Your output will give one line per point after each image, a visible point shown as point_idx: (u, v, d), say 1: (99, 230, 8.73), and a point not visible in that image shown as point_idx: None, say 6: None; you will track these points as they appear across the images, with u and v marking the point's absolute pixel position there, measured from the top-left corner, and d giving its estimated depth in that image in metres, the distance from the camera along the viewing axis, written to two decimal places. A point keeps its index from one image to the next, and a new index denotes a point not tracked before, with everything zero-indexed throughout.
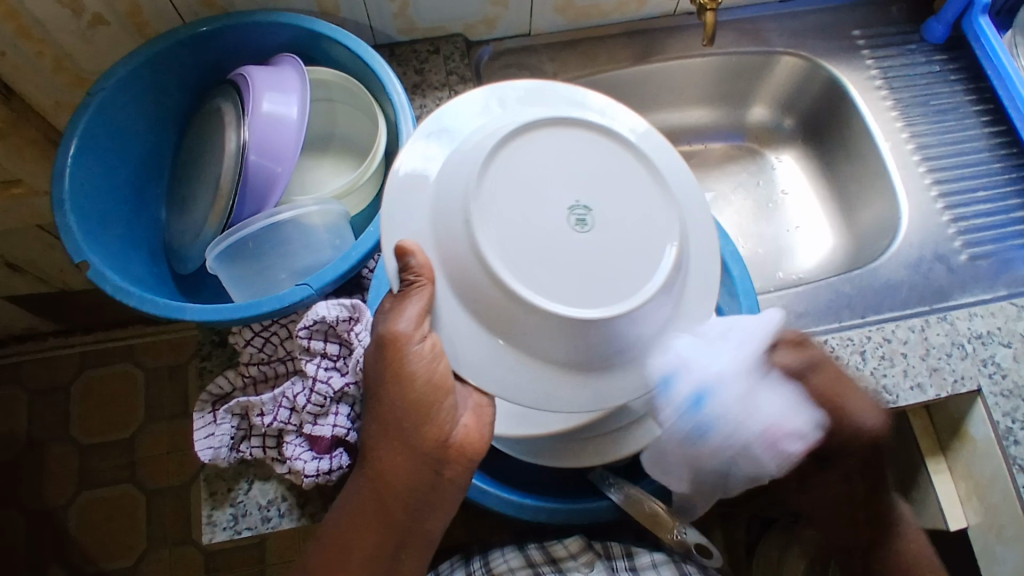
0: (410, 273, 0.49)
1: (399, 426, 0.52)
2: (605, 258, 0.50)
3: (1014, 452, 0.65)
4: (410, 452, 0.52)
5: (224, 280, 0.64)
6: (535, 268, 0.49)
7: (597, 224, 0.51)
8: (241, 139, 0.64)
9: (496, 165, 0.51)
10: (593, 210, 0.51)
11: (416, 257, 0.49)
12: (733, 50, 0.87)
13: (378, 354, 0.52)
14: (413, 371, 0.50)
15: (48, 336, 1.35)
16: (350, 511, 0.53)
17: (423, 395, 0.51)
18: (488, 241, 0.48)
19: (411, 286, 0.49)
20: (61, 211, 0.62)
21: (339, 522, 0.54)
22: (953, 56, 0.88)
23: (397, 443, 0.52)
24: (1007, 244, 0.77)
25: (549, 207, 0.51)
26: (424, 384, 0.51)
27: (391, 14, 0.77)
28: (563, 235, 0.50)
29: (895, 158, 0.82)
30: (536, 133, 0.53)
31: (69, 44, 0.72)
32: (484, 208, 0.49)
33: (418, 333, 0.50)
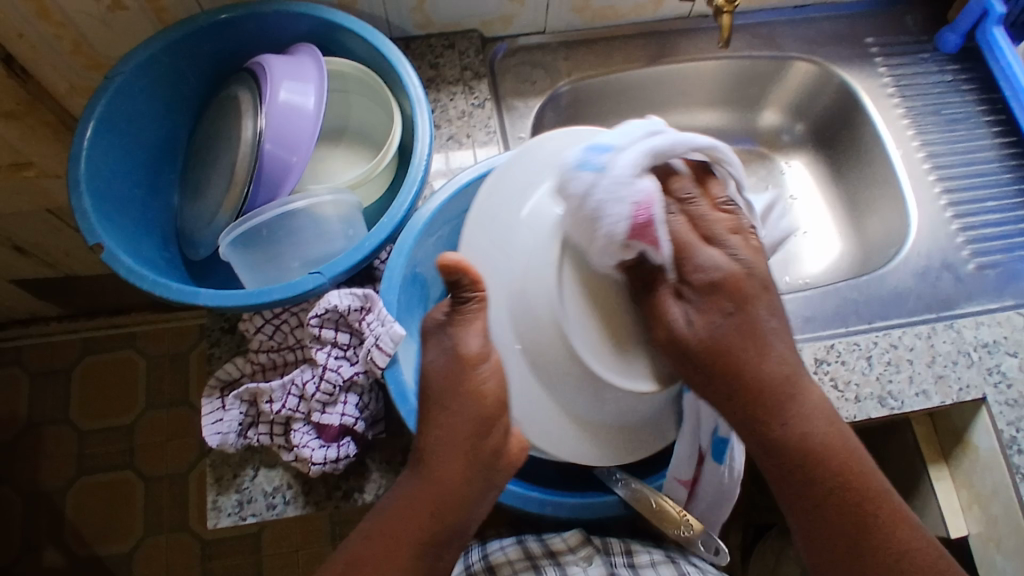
0: (467, 291, 0.53)
1: (466, 432, 0.53)
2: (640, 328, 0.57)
3: (1017, 461, 0.66)
4: (472, 460, 0.53)
5: (237, 267, 0.64)
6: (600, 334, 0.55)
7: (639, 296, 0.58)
8: (258, 128, 0.64)
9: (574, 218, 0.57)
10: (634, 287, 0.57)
11: (471, 275, 0.52)
12: (747, 54, 0.88)
13: (449, 365, 0.54)
14: (484, 388, 0.53)
15: (51, 321, 1.34)
16: (408, 507, 0.52)
17: (491, 409, 0.53)
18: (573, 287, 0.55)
19: (467, 306, 0.54)
20: (77, 193, 0.62)
21: (389, 513, 0.52)
22: (967, 67, 0.88)
23: (460, 449, 0.53)
24: (1015, 255, 0.78)
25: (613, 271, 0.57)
26: (492, 402, 0.53)
27: (409, 8, 0.77)
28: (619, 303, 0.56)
29: (906, 166, 0.83)
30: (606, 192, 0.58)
31: (87, 27, 0.72)
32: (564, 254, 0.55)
33: (487, 351, 0.54)
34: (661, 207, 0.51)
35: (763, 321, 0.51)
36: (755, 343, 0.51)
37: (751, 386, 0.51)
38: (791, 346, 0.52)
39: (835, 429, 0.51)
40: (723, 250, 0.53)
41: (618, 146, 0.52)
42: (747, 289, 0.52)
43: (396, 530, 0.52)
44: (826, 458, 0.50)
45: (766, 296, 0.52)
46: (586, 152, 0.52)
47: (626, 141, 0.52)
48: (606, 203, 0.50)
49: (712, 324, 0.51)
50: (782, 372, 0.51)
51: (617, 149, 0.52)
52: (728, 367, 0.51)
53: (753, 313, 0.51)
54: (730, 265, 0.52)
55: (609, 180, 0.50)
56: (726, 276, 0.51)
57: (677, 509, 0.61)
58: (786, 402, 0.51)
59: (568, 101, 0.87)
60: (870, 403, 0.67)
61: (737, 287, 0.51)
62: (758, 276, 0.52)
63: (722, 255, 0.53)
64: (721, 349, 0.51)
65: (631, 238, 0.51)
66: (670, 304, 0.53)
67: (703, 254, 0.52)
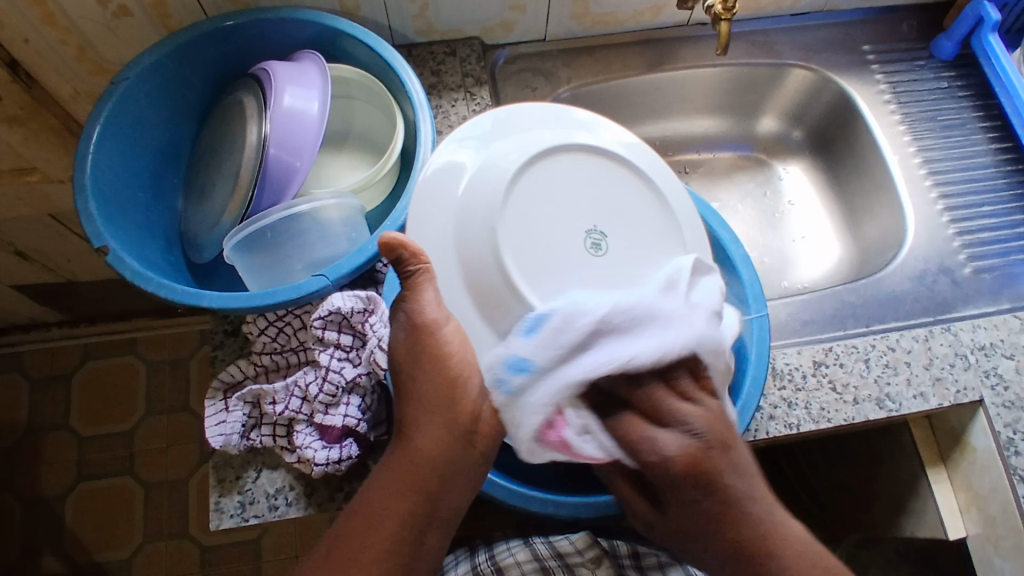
0: (409, 265, 0.52)
1: (438, 399, 0.52)
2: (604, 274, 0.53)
3: (1015, 462, 0.66)
4: (445, 426, 0.52)
5: (240, 269, 0.65)
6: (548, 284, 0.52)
7: (610, 251, 0.54)
8: (262, 132, 0.65)
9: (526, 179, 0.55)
10: (608, 239, 0.55)
11: (407, 249, 0.51)
12: (745, 61, 0.88)
13: (409, 338, 0.53)
14: (448, 350, 0.52)
15: (51, 327, 1.35)
16: (385, 485, 0.51)
17: (455, 371, 0.52)
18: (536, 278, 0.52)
19: (411, 276, 0.52)
20: (83, 196, 0.63)
21: (372, 494, 0.51)
22: (962, 73, 0.89)
23: (434, 418, 0.52)
24: (1011, 259, 0.78)
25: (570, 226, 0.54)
26: (456, 362, 0.52)
27: (411, 15, 0.78)
28: (578, 254, 0.53)
29: (903, 171, 0.83)
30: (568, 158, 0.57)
31: (93, 32, 0.73)
32: (511, 209, 0.53)
33: (441, 317, 0.52)
34: (568, 421, 0.49)
35: (730, 488, 0.48)
36: (716, 518, 0.48)
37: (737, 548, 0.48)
38: (759, 497, 0.48)
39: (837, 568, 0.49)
40: (681, 429, 0.48)
41: (557, 346, 0.48)
42: (710, 465, 0.47)
43: (374, 516, 0.51)
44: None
45: (728, 464, 0.48)
46: (504, 368, 0.49)
47: (575, 318, 0.48)
48: (546, 409, 0.48)
49: (685, 514, 0.49)
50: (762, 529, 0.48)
51: (551, 365, 0.48)
52: (709, 542, 0.49)
53: (711, 495, 0.48)
54: (706, 419, 0.48)
55: (569, 381, 0.47)
56: (692, 451, 0.47)
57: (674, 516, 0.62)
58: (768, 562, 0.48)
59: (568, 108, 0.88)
60: (868, 405, 0.68)
61: (699, 470, 0.47)
62: (715, 448, 0.48)
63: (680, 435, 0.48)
64: (699, 531, 0.49)
65: (546, 446, 0.50)
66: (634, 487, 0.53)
67: (672, 413, 0.48)
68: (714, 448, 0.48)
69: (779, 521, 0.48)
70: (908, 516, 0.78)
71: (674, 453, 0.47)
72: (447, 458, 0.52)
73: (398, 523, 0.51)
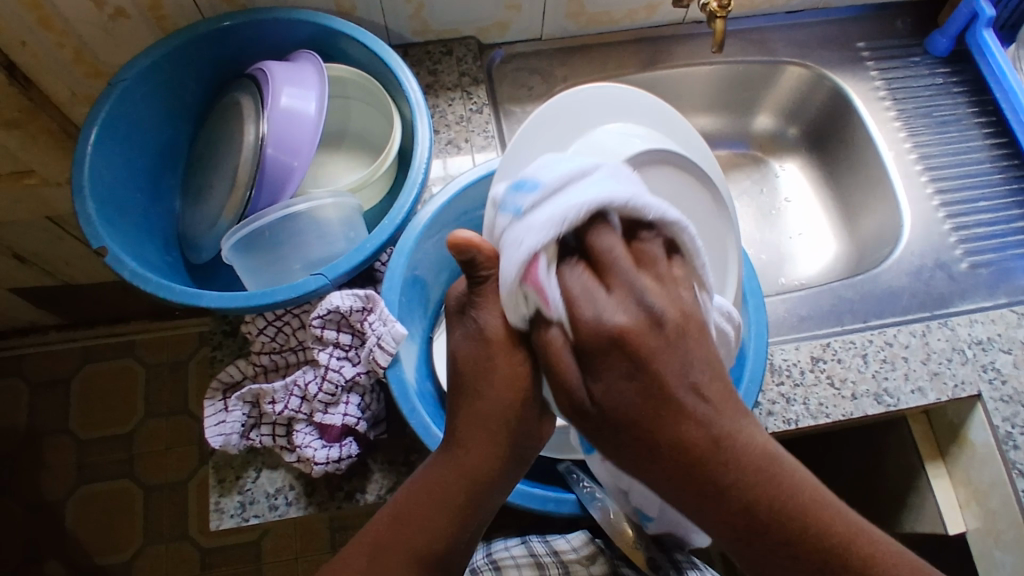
0: (483, 270, 0.44)
1: (488, 411, 0.47)
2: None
3: (1013, 456, 0.66)
4: (492, 442, 0.47)
5: (239, 269, 0.65)
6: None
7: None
8: (259, 132, 0.65)
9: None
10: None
11: (483, 252, 0.44)
12: (740, 59, 0.89)
13: (477, 350, 0.46)
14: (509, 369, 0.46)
15: (50, 330, 1.34)
16: (435, 493, 0.48)
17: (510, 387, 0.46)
18: None
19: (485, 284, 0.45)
20: (81, 197, 0.63)
21: (420, 501, 0.49)
22: (957, 69, 0.90)
23: (480, 432, 0.47)
24: (1008, 253, 0.79)
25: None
26: (511, 379, 0.46)
27: (407, 15, 0.78)
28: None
29: (898, 166, 0.84)
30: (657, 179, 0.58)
31: (90, 35, 0.73)
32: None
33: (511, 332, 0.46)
34: (550, 250, 0.41)
35: (666, 375, 0.39)
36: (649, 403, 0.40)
37: (677, 455, 0.40)
38: (710, 397, 0.40)
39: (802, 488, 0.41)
40: (628, 295, 0.40)
41: (546, 185, 0.43)
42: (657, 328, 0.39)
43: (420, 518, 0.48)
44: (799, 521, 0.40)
45: (681, 354, 0.40)
46: (510, 192, 0.45)
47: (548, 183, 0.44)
48: (522, 236, 0.41)
49: (617, 381, 0.40)
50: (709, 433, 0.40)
51: (542, 188, 0.43)
52: (642, 438, 0.40)
53: (658, 372, 0.39)
54: (670, 300, 0.40)
55: (524, 223, 0.42)
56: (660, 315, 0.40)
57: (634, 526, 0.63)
58: (714, 470, 0.40)
59: None
60: (866, 400, 0.68)
61: (655, 335, 0.39)
62: (667, 328, 0.40)
63: (631, 301, 0.40)
64: (628, 420, 0.40)
65: (523, 282, 0.41)
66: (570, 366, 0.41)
67: (624, 277, 0.40)
68: (659, 328, 0.39)
69: (735, 428, 0.40)
70: (908, 511, 0.78)
71: (611, 319, 0.39)
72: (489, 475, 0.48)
73: (444, 529, 0.48)
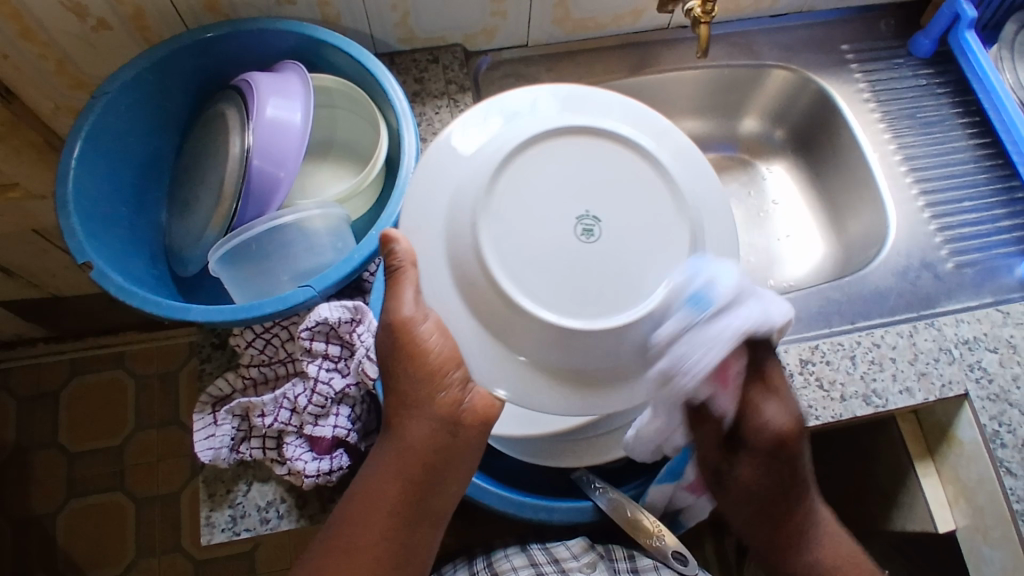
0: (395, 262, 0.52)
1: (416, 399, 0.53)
2: (618, 272, 0.53)
3: (1001, 455, 0.67)
4: (433, 420, 0.53)
5: (227, 282, 0.65)
6: (544, 284, 0.52)
7: (604, 237, 0.53)
8: (245, 144, 0.65)
9: (511, 168, 0.54)
10: (602, 223, 0.54)
11: (402, 243, 0.52)
12: (726, 63, 0.89)
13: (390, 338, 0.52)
14: (427, 346, 0.51)
15: (38, 342, 1.33)
16: (382, 472, 0.53)
17: (436, 365, 0.52)
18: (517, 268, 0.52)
19: (398, 274, 0.52)
20: (66, 212, 0.62)
21: (369, 481, 0.53)
22: (940, 70, 0.91)
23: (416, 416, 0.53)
24: (992, 252, 0.80)
25: (564, 204, 0.54)
26: (436, 358, 0.51)
27: (392, 23, 0.78)
28: (567, 236, 0.53)
29: (884, 167, 0.84)
30: (567, 141, 0.56)
31: (72, 47, 0.72)
32: (498, 203, 0.53)
33: (421, 314, 0.52)
34: (740, 362, 0.54)
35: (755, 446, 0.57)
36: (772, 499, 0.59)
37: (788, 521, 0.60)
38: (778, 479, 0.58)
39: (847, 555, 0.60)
40: (785, 408, 0.57)
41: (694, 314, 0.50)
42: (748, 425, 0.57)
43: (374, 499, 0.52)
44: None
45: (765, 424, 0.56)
46: (691, 302, 0.51)
47: (720, 278, 0.51)
48: (689, 352, 0.50)
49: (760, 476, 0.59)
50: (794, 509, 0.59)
51: (719, 306, 0.50)
52: (772, 504, 0.60)
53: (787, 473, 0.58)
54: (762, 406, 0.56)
55: (705, 334, 0.50)
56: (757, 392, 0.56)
57: (652, 521, 0.64)
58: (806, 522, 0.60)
59: None
60: (855, 402, 0.69)
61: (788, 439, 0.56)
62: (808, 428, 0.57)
63: (782, 410, 0.56)
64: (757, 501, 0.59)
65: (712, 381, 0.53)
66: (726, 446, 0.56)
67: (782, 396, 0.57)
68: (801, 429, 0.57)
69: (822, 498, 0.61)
70: (898, 510, 0.79)
71: (779, 422, 0.56)
72: (437, 448, 0.53)
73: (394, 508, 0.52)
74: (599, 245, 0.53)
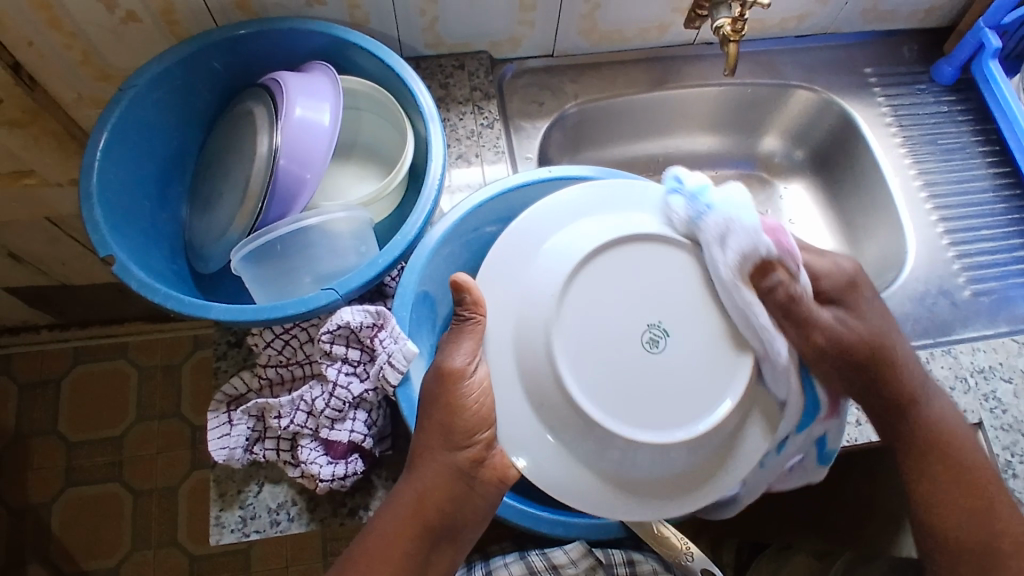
0: (466, 309, 0.56)
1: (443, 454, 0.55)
2: (683, 386, 0.54)
3: (1013, 485, 0.67)
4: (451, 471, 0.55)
5: (248, 281, 0.64)
6: (611, 399, 0.54)
7: (670, 350, 0.55)
8: (272, 143, 0.64)
9: (578, 281, 0.56)
10: (670, 336, 0.55)
11: (472, 292, 0.55)
12: (750, 81, 0.89)
13: (434, 386, 0.55)
14: (467, 402, 0.54)
15: (42, 329, 1.32)
16: (391, 519, 0.54)
17: (471, 422, 0.54)
18: (581, 377, 0.54)
19: (468, 323, 0.56)
20: (89, 204, 0.62)
21: (378, 527, 0.54)
22: (961, 98, 0.91)
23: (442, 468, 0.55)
24: (1009, 282, 0.80)
25: (631, 316, 0.56)
26: (474, 415, 0.54)
27: (420, 28, 0.78)
28: (632, 351, 0.55)
29: (904, 193, 0.85)
30: (633, 245, 0.57)
31: (99, 37, 0.72)
32: (564, 314, 0.55)
33: (470, 367, 0.55)
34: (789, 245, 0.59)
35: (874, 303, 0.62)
36: (898, 354, 0.61)
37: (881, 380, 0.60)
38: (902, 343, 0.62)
39: (949, 422, 0.61)
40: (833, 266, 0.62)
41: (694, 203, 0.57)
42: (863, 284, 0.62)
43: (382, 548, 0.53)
44: (948, 445, 0.60)
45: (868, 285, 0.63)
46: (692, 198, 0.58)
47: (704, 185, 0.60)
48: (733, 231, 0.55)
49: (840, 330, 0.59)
50: (897, 359, 0.60)
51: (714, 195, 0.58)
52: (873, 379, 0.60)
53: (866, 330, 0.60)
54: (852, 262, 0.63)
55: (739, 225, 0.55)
56: (848, 267, 0.62)
57: (679, 538, 0.63)
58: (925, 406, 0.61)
59: (574, 123, 0.89)
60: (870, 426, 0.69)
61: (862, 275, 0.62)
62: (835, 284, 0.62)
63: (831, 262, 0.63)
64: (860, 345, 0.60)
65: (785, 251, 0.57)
66: (820, 310, 0.59)
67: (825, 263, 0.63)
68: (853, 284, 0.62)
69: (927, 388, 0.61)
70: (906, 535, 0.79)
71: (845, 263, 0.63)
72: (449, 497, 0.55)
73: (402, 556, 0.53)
74: (659, 360, 0.55)
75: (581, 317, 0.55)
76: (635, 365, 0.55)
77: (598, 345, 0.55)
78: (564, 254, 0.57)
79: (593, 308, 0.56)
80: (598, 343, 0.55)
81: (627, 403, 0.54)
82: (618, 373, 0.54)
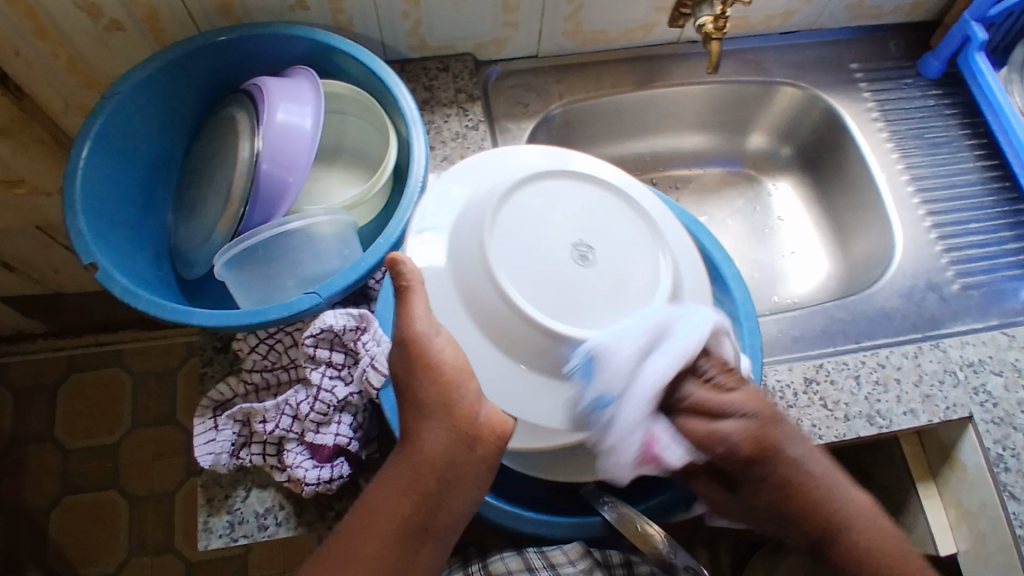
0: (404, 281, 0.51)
1: (439, 408, 0.50)
2: (613, 290, 0.55)
3: (1004, 479, 0.67)
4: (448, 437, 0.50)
5: (232, 286, 0.64)
6: (545, 302, 0.54)
7: (599, 263, 0.56)
8: (255, 148, 0.64)
9: (510, 204, 0.57)
10: (596, 250, 0.57)
11: (405, 262, 0.52)
12: (736, 78, 0.89)
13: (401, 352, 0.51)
14: (441, 355, 0.51)
15: (37, 338, 1.32)
16: (387, 486, 0.49)
17: (451, 376, 0.50)
18: (513, 284, 0.54)
19: (411, 290, 0.51)
20: (72, 211, 0.62)
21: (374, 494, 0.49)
22: (948, 92, 0.91)
23: (438, 422, 0.50)
24: (998, 275, 0.80)
25: (562, 235, 0.57)
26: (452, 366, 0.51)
27: (404, 31, 0.78)
28: (565, 265, 0.55)
29: (891, 188, 0.84)
30: (560, 180, 0.60)
31: (84, 45, 0.72)
32: (499, 228, 0.56)
33: (431, 330, 0.51)
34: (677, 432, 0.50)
35: (792, 458, 0.48)
36: (823, 490, 0.49)
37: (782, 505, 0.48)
38: (819, 462, 0.50)
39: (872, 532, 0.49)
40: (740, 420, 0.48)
41: (616, 374, 0.50)
42: (771, 441, 0.48)
43: (380, 516, 0.48)
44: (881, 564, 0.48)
45: (784, 436, 0.49)
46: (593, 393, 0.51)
47: (619, 350, 0.50)
48: (620, 446, 0.49)
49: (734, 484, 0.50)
50: (826, 496, 0.48)
51: (620, 394, 0.49)
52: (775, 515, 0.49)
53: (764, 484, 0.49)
54: (744, 431, 0.48)
55: (616, 430, 0.49)
56: (744, 450, 0.47)
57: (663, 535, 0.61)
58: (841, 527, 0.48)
59: (561, 123, 0.89)
60: (859, 421, 0.68)
61: (763, 451, 0.48)
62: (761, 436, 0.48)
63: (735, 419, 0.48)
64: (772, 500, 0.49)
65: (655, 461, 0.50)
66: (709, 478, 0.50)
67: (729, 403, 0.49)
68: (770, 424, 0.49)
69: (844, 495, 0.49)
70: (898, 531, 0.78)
71: (739, 436, 0.48)
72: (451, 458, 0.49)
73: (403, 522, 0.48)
74: (594, 269, 0.56)
75: (513, 232, 0.56)
76: (571, 277, 0.55)
77: (532, 258, 0.55)
78: (497, 186, 0.60)
79: (525, 225, 0.57)
80: (531, 256, 0.55)
81: (562, 312, 0.54)
82: (552, 283, 0.54)
